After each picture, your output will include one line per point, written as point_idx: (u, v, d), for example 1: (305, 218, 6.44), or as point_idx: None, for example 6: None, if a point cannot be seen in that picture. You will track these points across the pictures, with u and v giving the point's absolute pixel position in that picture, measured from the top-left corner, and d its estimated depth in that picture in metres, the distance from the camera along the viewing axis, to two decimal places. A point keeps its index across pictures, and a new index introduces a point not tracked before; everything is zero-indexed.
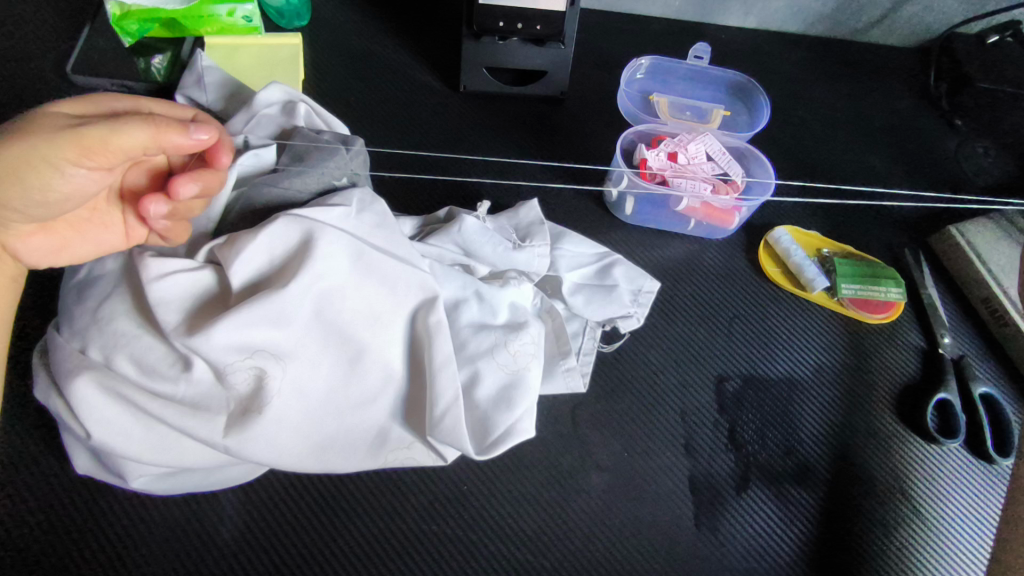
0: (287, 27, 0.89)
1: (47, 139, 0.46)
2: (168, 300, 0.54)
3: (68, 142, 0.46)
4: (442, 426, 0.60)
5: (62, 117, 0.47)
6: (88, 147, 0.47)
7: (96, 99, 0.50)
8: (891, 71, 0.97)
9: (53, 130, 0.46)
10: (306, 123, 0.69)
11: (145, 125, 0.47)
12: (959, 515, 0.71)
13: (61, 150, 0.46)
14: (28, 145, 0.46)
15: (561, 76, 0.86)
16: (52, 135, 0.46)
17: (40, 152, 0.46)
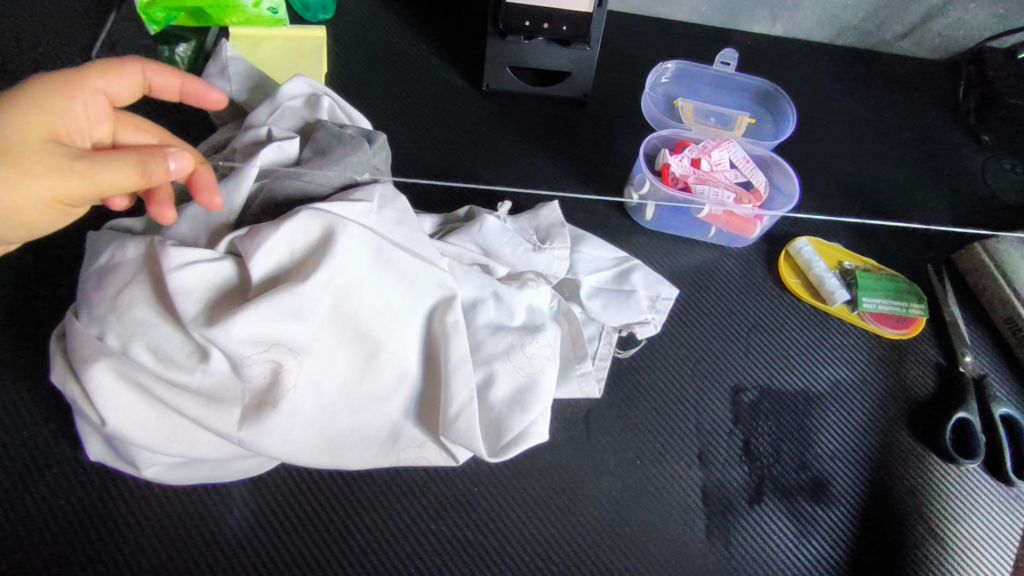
0: (311, 19, 0.89)
1: (42, 185, 0.45)
2: (188, 290, 0.54)
3: (63, 190, 0.46)
4: (456, 426, 0.60)
5: (37, 147, 0.46)
6: (79, 193, 0.46)
7: (57, 111, 0.49)
8: (919, 84, 0.96)
9: (40, 171, 0.45)
10: (329, 117, 0.69)
11: (131, 171, 0.46)
12: (981, 535, 0.69)
13: (57, 193, 0.46)
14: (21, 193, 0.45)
15: (585, 78, 0.85)
16: (45, 185, 0.45)
17: (36, 197, 0.46)
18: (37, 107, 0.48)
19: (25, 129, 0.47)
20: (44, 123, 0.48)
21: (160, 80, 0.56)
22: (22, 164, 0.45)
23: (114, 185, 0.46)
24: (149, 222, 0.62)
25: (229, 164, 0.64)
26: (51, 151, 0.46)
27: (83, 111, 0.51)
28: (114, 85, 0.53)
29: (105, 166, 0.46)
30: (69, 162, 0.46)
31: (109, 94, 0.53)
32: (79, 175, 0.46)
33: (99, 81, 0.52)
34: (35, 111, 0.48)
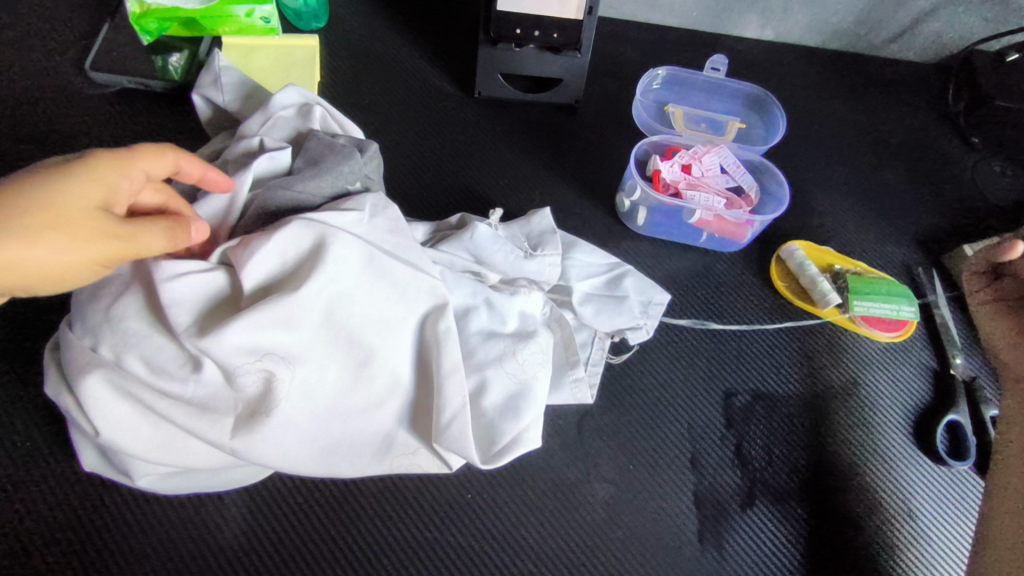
0: (304, 28, 0.89)
1: (78, 251, 0.45)
2: (180, 301, 0.54)
3: (103, 255, 0.46)
4: (448, 434, 0.60)
5: (85, 217, 0.45)
6: (109, 257, 0.46)
7: (102, 180, 0.47)
8: (909, 87, 0.97)
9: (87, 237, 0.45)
10: (321, 126, 0.69)
11: (165, 242, 0.48)
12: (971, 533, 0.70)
13: (95, 256, 0.46)
14: (61, 257, 0.44)
15: (576, 84, 0.86)
16: (89, 250, 0.45)
17: (73, 260, 0.45)
18: (88, 175, 0.46)
19: (75, 194, 0.45)
20: (94, 190, 0.46)
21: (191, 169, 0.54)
22: (70, 228, 0.45)
23: (146, 253, 0.48)
24: None
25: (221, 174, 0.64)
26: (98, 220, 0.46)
27: (128, 185, 0.49)
28: (150, 163, 0.50)
29: (141, 232, 0.47)
30: (115, 229, 0.46)
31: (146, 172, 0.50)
32: (114, 240, 0.46)
33: (142, 157, 0.50)
34: (83, 178, 0.46)
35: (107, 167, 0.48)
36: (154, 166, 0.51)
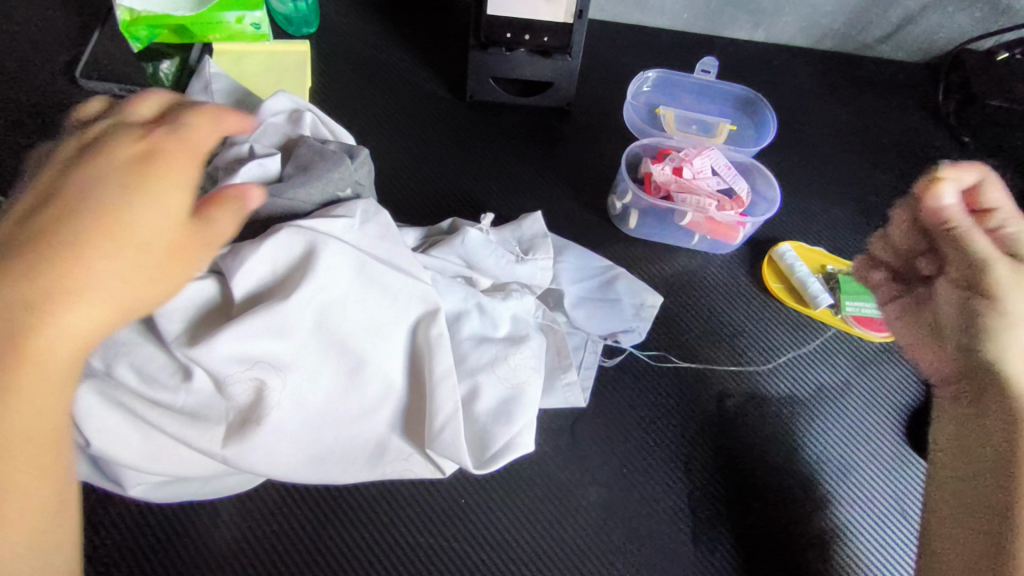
0: (294, 34, 0.89)
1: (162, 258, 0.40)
2: (171, 310, 0.54)
3: (183, 251, 0.41)
4: (441, 439, 0.61)
5: (164, 223, 0.41)
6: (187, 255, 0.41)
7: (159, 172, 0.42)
8: (901, 87, 0.97)
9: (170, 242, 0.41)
10: (312, 132, 0.69)
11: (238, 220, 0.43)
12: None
13: (184, 257, 0.41)
14: (140, 270, 0.39)
15: (567, 87, 0.86)
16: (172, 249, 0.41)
17: (159, 268, 0.40)
18: (146, 173, 0.42)
19: (151, 201, 0.41)
20: (170, 187, 0.42)
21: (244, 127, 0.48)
22: (150, 237, 0.40)
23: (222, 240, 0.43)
24: None
25: (211, 181, 0.64)
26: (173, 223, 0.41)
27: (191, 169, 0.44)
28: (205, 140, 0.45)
29: (218, 219, 0.43)
30: (204, 222, 0.42)
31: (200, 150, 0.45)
32: (203, 243, 0.42)
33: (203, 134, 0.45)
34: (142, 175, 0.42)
35: (173, 157, 0.43)
36: (201, 141, 0.45)
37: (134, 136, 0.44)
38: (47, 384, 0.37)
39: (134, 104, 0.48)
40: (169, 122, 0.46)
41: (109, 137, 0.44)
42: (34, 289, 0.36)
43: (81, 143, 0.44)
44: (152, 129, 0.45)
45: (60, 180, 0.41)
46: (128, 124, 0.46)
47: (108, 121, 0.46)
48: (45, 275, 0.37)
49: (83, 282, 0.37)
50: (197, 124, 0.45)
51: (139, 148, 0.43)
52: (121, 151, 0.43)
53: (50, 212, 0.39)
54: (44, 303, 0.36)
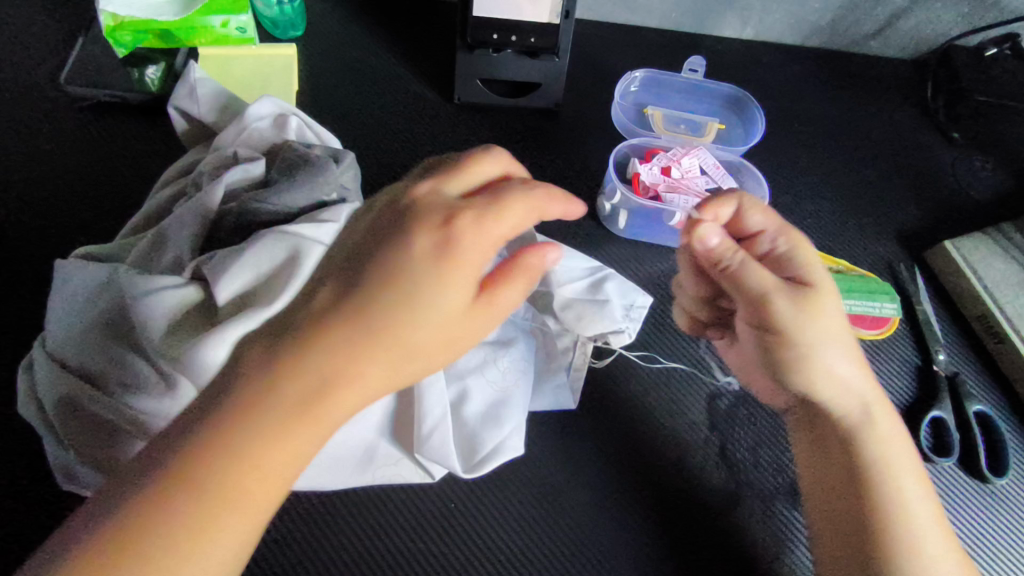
0: (281, 36, 0.89)
1: (443, 336, 0.48)
2: (154, 319, 0.55)
3: (476, 323, 0.50)
4: (429, 444, 0.61)
5: (453, 314, 0.48)
6: (449, 335, 0.48)
7: (469, 267, 0.48)
8: (889, 84, 0.97)
9: (459, 325, 0.48)
10: (297, 137, 0.69)
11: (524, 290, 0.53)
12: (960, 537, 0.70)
13: (467, 334, 0.50)
14: (432, 354, 0.48)
15: (555, 88, 0.86)
16: (465, 327, 0.49)
17: (442, 348, 0.49)
18: (445, 268, 0.47)
19: (440, 299, 0.47)
20: (460, 282, 0.48)
21: (563, 209, 0.56)
22: (445, 333, 0.48)
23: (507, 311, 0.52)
24: (121, 251, 0.62)
25: (197, 188, 0.64)
26: (453, 310, 0.48)
27: (470, 248, 0.48)
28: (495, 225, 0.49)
29: (499, 297, 0.51)
30: (482, 303, 0.50)
31: (495, 236, 0.49)
32: (493, 311, 0.51)
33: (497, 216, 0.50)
34: (463, 272, 0.48)
35: (474, 247, 0.48)
36: (493, 229, 0.49)
37: (435, 220, 0.49)
38: (306, 448, 0.44)
39: (467, 173, 0.54)
40: (486, 198, 0.51)
41: (418, 216, 0.50)
42: (319, 373, 0.44)
43: (396, 211, 0.51)
44: (454, 215, 0.49)
45: (371, 259, 0.48)
46: (442, 199, 0.51)
47: (426, 187, 0.52)
48: (331, 364, 0.45)
49: (355, 372, 0.45)
50: (507, 205, 0.50)
51: (437, 239, 0.48)
52: (419, 240, 0.48)
53: (342, 298, 0.47)
54: (328, 388, 0.45)
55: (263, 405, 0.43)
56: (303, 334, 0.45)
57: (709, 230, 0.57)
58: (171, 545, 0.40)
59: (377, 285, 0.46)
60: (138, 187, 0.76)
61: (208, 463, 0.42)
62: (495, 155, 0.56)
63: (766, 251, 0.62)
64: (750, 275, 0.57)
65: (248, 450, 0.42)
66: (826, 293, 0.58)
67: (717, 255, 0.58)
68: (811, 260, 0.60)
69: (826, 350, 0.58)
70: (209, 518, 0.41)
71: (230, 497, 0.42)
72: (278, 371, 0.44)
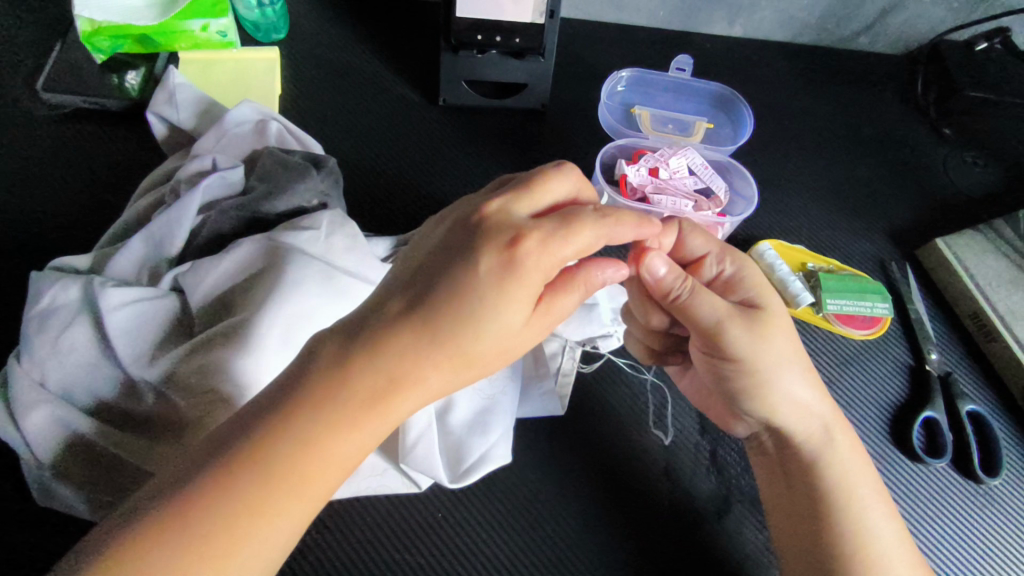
0: (263, 40, 0.87)
1: (503, 351, 0.46)
2: (126, 331, 0.53)
3: (532, 333, 0.47)
4: (414, 454, 0.60)
5: (508, 332, 0.45)
6: (508, 347, 0.46)
7: (530, 280, 0.44)
8: (879, 80, 0.96)
9: (513, 341, 0.46)
10: (277, 143, 0.68)
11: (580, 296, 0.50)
12: (956, 539, 0.69)
13: (519, 345, 0.47)
14: (482, 368, 0.45)
15: (542, 89, 0.84)
16: (521, 339, 0.46)
17: (494, 361, 0.46)
18: (508, 285, 0.44)
19: (502, 315, 0.44)
20: (521, 295, 0.44)
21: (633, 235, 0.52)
22: (497, 347, 0.45)
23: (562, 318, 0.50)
24: (97, 259, 0.61)
25: (175, 197, 0.63)
26: (511, 327, 0.45)
27: (535, 265, 0.45)
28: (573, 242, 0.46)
29: (559, 306, 0.48)
30: (540, 310, 0.47)
31: (563, 254, 0.46)
32: (552, 318, 0.48)
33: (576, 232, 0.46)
34: (526, 288, 0.44)
35: (540, 258, 0.45)
36: (559, 252, 0.46)
37: (503, 238, 0.45)
38: (361, 447, 0.42)
39: (537, 188, 0.50)
40: (557, 218, 0.47)
41: (489, 230, 0.45)
42: (380, 375, 0.42)
43: (466, 222, 0.47)
44: (521, 236, 0.45)
45: (439, 268, 0.45)
46: (513, 216, 0.47)
47: (497, 202, 0.47)
48: (393, 370, 0.42)
49: (415, 377, 0.42)
50: (578, 231, 0.46)
51: (504, 257, 0.44)
52: (486, 256, 0.44)
53: (407, 308, 0.43)
54: (386, 393, 0.42)
55: (324, 399, 0.41)
56: (364, 335, 0.42)
57: (658, 260, 0.56)
58: (226, 528, 0.38)
59: (444, 298, 0.43)
60: (118, 196, 0.75)
61: (264, 449, 0.40)
62: (570, 171, 0.52)
63: (714, 275, 0.62)
64: (701, 303, 0.56)
65: (310, 439, 0.40)
66: (776, 315, 0.58)
67: (667, 286, 0.57)
68: (760, 282, 0.60)
69: (781, 372, 0.57)
70: (267, 502, 0.39)
71: (288, 485, 0.40)
72: (338, 374, 0.41)
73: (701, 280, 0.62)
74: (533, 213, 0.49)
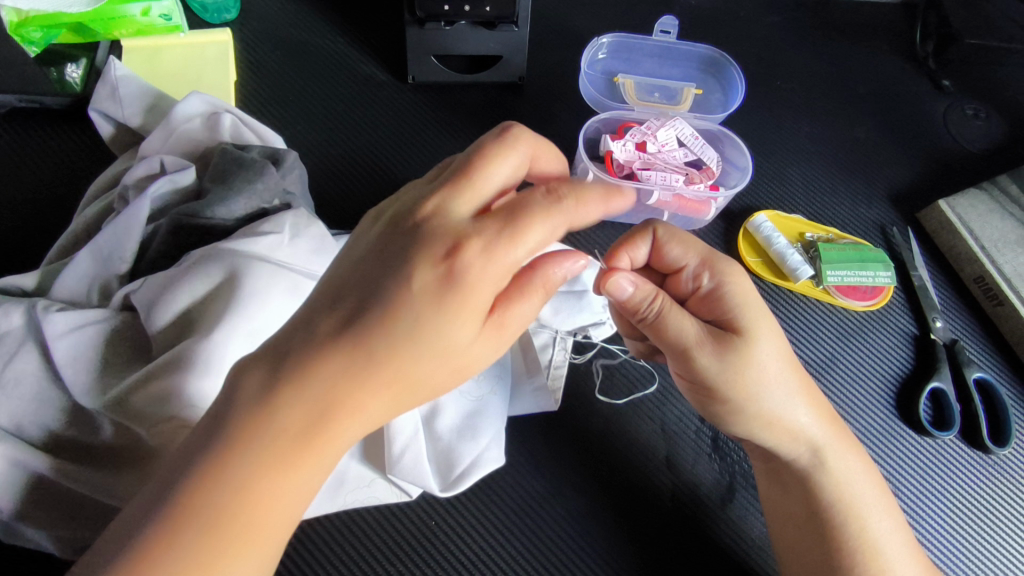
0: (213, 21, 0.80)
1: (454, 368, 0.40)
2: (78, 358, 0.49)
3: (488, 346, 0.42)
4: (401, 464, 0.57)
5: (453, 346, 0.39)
6: (458, 367, 0.41)
7: (479, 289, 0.39)
8: (875, 31, 0.90)
9: (462, 357, 0.40)
10: (232, 137, 0.63)
11: (539, 297, 0.43)
12: (966, 516, 0.67)
13: (475, 361, 0.42)
14: (438, 384, 0.41)
15: (518, 60, 0.78)
16: (477, 352, 0.41)
17: (445, 380, 0.41)
18: (448, 299, 0.38)
19: (452, 328, 0.39)
20: (464, 306, 0.39)
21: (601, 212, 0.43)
22: (449, 363, 0.40)
23: (524, 324, 0.43)
24: (43, 277, 0.56)
25: (123, 203, 0.57)
26: (460, 341, 0.39)
27: (479, 272, 0.38)
28: (521, 243, 0.39)
29: (516, 311, 0.42)
30: (497, 318, 0.41)
31: (513, 256, 0.39)
32: (510, 326, 0.43)
33: (529, 224, 0.39)
34: (468, 302, 0.39)
35: (487, 266, 0.39)
36: (508, 257, 0.39)
37: (440, 247, 0.39)
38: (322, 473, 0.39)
39: (476, 174, 0.41)
40: (504, 213, 0.39)
41: (428, 235, 0.39)
42: (315, 403, 0.37)
43: (400, 228, 0.41)
44: (461, 243, 0.39)
45: (379, 276, 0.39)
46: (452, 218, 0.40)
47: (433, 201, 0.41)
48: (334, 393, 0.37)
49: (353, 402, 0.38)
50: (527, 231, 0.39)
51: (444, 268, 0.38)
52: (421, 269, 0.38)
53: (343, 325, 0.38)
54: (340, 418, 0.38)
55: (269, 421, 0.37)
56: (293, 357, 0.38)
57: (624, 279, 0.51)
58: (187, 569, 0.35)
59: (380, 315, 0.38)
60: (68, 204, 0.70)
61: (225, 483, 0.36)
62: (517, 138, 0.43)
63: (692, 290, 0.57)
64: (672, 325, 0.52)
65: (252, 477, 0.36)
66: (758, 341, 0.53)
67: (635, 305, 0.52)
68: (744, 299, 0.54)
69: (776, 386, 0.53)
70: (229, 537, 0.36)
71: (245, 524, 0.36)
72: (272, 402, 0.37)
73: (680, 294, 0.58)
74: (476, 206, 0.41)
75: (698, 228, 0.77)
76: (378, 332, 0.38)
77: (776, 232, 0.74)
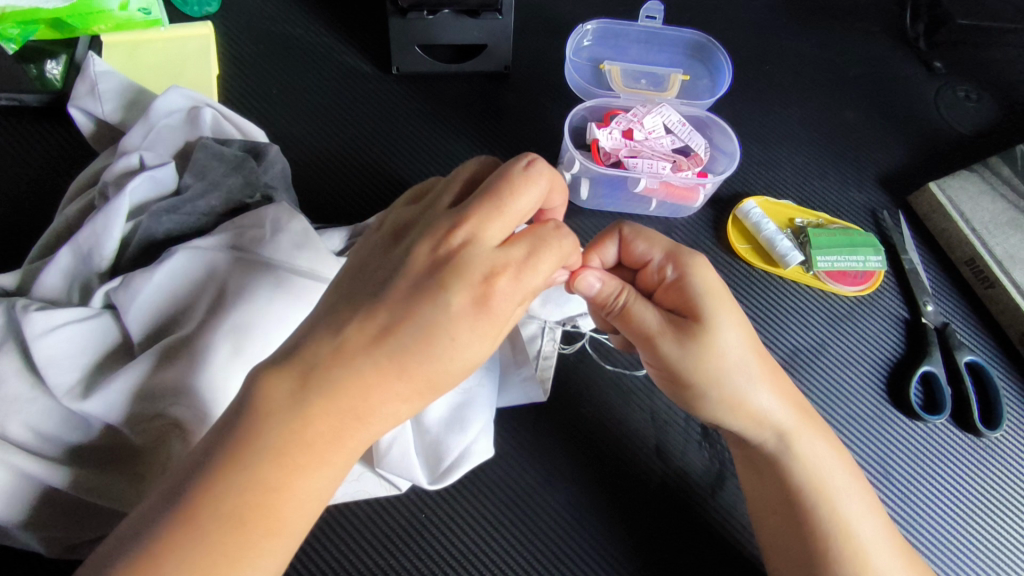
0: (194, 14, 0.79)
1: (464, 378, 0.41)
2: (60, 359, 0.48)
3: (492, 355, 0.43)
4: (390, 457, 0.57)
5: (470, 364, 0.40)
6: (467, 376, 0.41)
7: (502, 310, 0.40)
8: (864, 13, 0.89)
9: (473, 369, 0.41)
10: (213, 132, 0.62)
11: None
12: (972, 502, 0.67)
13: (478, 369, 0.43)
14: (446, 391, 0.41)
15: (503, 49, 0.77)
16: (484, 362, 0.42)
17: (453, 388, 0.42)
18: (479, 324, 0.39)
19: (473, 348, 0.40)
20: (489, 328, 0.40)
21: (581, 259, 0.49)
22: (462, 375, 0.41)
23: None
24: (24, 277, 0.56)
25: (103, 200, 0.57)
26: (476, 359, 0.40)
27: (505, 300, 0.40)
28: (539, 274, 0.41)
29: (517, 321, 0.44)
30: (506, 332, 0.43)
31: (532, 281, 0.41)
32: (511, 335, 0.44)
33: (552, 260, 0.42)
34: (493, 323, 0.40)
35: (513, 289, 0.40)
36: (530, 282, 0.41)
37: (473, 275, 0.39)
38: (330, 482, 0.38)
39: (505, 203, 0.41)
40: (524, 243, 0.41)
41: (457, 264, 0.39)
42: (330, 416, 0.37)
43: (430, 258, 0.40)
44: (493, 273, 0.39)
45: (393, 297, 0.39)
46: (477, 244, 0.40)
47: (460, 232, 0.40)
48: (338, 395, 0.37)
49: (375, 414, 0.39)
50: (546, 258, 0.41)
51: (474, 294, 0.39)
52: (455, 292, 0.39)
53: (371, 343, 0.38)
54: (352, 424, 0.38)
55: (248, 417, 0.37)
56: (310, 380, 0.37)
57: (590, 277, 0.53)
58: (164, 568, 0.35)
59: (411, 339, 0.38)
60: (51, 203, 0.69)
61: (208, 487, 0.35)
62: (542, 173, 0.42)
63: (657, 282, 0.56)
64: (640, 316, 0.54)
65: (257, 497, 0.36)
66: (733, 333, 0.53)
67: (603, 299, 0.54)
68: (713, 293, 0.53)
69: (742, 375, 0.53)
70: (234, 548, 0.35)
71: (234, 532, 0.35)
72: (293, 423, 0.37)
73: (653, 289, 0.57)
74: (504, 236, 0.41)
75: (685, 215, 0.77)
76: (409, 352, 0.38)
77: (766, 218, 0.74)
